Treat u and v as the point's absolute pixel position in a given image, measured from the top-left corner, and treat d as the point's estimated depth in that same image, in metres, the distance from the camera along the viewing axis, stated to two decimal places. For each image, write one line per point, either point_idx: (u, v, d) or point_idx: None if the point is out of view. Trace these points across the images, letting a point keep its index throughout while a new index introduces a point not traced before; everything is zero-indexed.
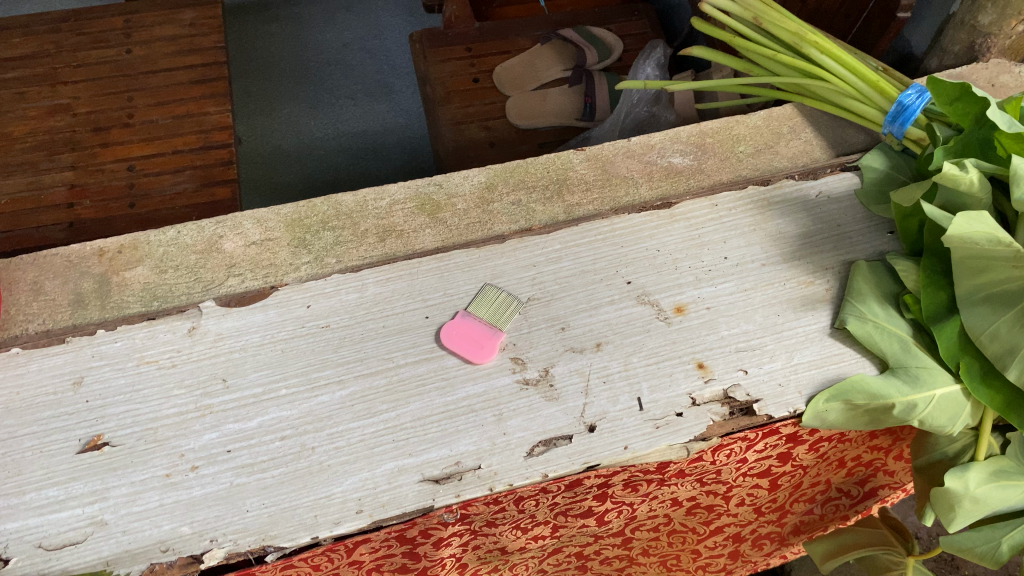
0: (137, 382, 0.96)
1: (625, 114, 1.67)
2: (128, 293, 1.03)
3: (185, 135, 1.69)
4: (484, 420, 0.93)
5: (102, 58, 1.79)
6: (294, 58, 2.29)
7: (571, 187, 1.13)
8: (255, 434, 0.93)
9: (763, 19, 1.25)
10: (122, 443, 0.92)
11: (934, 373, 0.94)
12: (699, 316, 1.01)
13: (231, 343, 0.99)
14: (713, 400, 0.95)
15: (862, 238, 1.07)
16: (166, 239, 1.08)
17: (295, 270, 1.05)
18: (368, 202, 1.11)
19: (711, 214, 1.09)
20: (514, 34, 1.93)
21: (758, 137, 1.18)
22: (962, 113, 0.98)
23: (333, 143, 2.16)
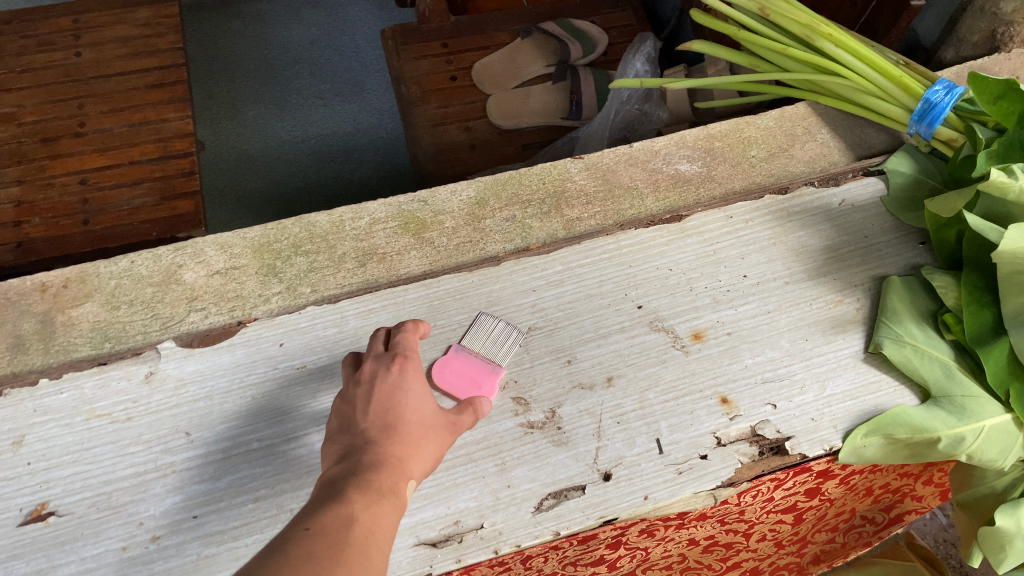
0: (87, 439, 0.84)
1: (613, 112, 1.54)
2: (75, 334, 0.91)
3: (143, 144, 1.56)
4: (485, 472, 0.83)
5: (49, 63, 1.64)
6: (258, 57, 2.16)
7: (570, 200, 1.02)
8: (225, 496, 0.82)
9: (769, 11, 1.12)
10: (70, 512, 0.80)
11: (983, 403, 0.84)
12: (720, 343, 0.91)
13: (194, 390, 0.88)
14: (740, 439, 0.86)
15: (891, 250, 0.98)
16: (117, 270, 0.95)
17: (265, 302, 0.93)
18: (345, 223, 0.99)
19: (725, 228, 0.99)
20: (493, 27, 1.80)
21: (771, 140, 1.08)
22: (1006, 112, 0.88)
23: (302, 147, 2.04)
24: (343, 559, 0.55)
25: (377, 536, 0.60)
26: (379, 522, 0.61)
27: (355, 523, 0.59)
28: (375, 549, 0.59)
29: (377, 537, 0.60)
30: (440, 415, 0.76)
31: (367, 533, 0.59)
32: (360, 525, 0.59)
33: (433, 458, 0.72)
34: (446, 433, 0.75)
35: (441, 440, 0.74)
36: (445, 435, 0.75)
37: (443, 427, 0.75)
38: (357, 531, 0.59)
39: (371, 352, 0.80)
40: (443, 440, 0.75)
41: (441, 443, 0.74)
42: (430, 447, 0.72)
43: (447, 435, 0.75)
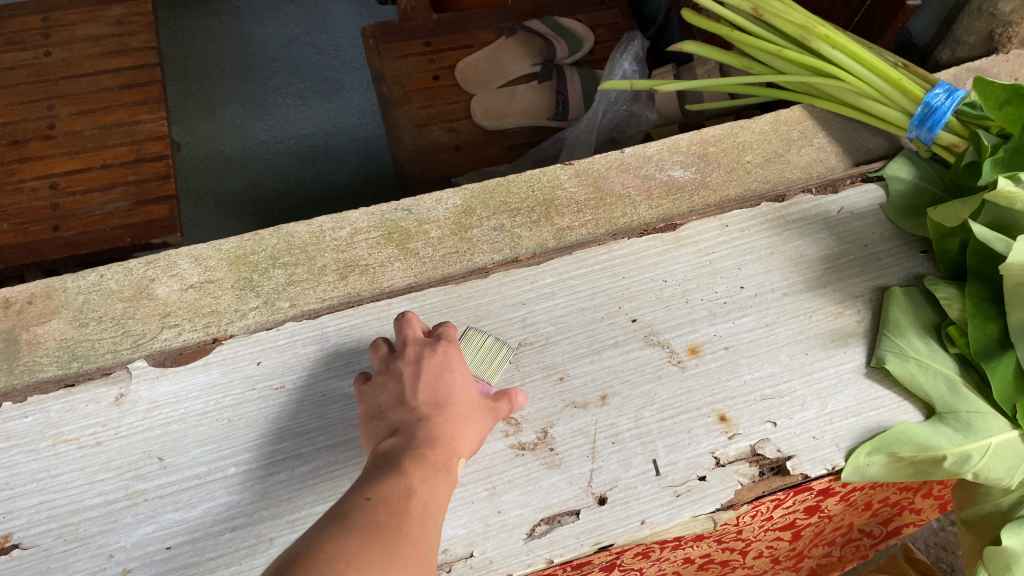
0: (53, 466, 0.80)
1: (602, 113, 1.50)
2: (40, 353, 0.86)
3: (115, 147, 1.50)
4: (474, 497, 0.79)
5: (17, 62, 1.58)
6: (235, 55, 2.10)
7: (560, 208, 0.98)
8: (200, 526, 0.77)
9: (763, 10, 1.09)
10: (35, 545, 0.76)
11: (989, 418, 0.81)
12: (718, 358, 0.88)
13: (167, 413, 0.83)
14: (739, 459, 0.83)
15: (892, 260, 0.95)
16: (86, 285, 0.91)
17: (242, 318, 0.89)
18: (325, 233, 0.95)
19: (722, 237, 0.96)
20: (477, 26, 1.76)
21: (766, 144, 1.05)
22: (1012, 118, 0.85)
23: (281, 147, 1.98)
24: (405, 529, 0.56)
25: (434, 510, 0.61)
26: (434, 498, 0.62)
27: (413, 496, 0.60)
28: (432, 523, 0.59)
29: (433, 511, 0.60)
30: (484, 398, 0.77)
31: (426, 506, 0.60)
32: (418, 498, 0.60)
33: (478, 438, 0.73)
34: (490, 415, 0.76)
35: (485, 421, 0.75)
36: (487, 417, 0.75)
37: (486, 409, 0.76)
38: (415, 504, 0.59)
39: (411, 335, 0.81)
40: (488, 421, 0.75)
41: (486, 424, 0.75)
42: (476, 427, 0.73)
43: (489, 417, 0.76)
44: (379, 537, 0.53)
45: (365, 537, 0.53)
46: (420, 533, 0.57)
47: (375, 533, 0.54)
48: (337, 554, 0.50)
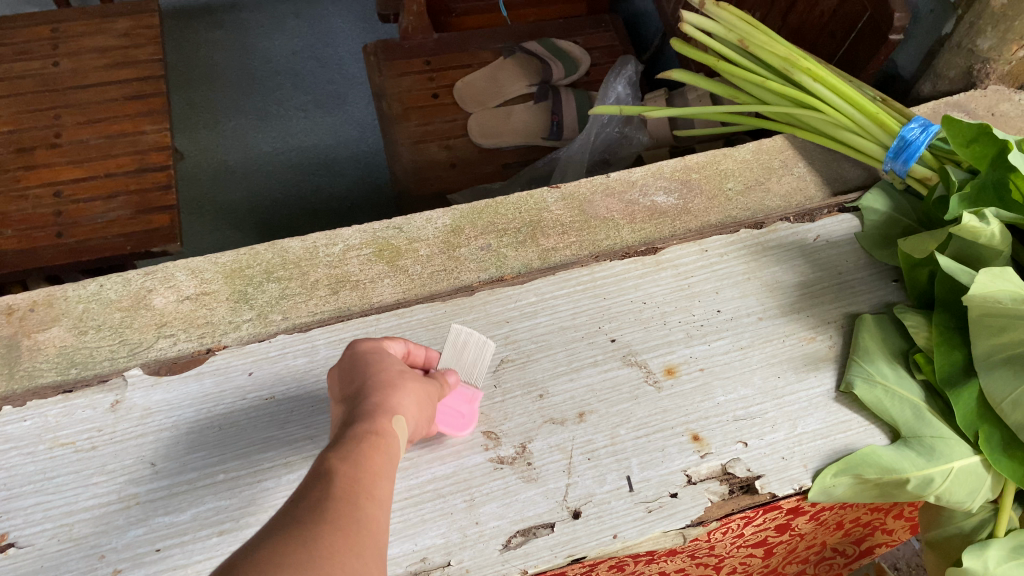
0: (50, 469, 0.83)
1: (594, 135, 1.54)
2: (40, 359, 0.90)
3: (119, 157, 1.54)
4: (453, 508, 0.82)
5: (26, 71, 1.62)
6: (241, 67, 2.15)
7: (546, 230, 1.01)
8: (188, 529, 0.80)
9: (748, 41, 1.14)
10: (30, 544, 0.79)
11: (952, 443, 0.84)
12: (693, 379, 0.91)
13: (161, 420, 0.86)
14: (710, 477, 0.86)
15: (865, 287, 0.98)
16: (86, 294, 0.94)
17: (235, 329, 0.92)
18: (319, 249, 0.99)
19: (701, 261, 1.00)
20: (476, 46, 1.80)
21: (747, 173, 1.08)
22: (979, 155, 0.89)
23: (282, 159, 2.02)
24: (329, 512, 0.52)
25: (364, 481, 0.57)
26: (365, 471, 0.58)
27: (335, 475, 0.56)
28: (366, 500, 0.55)
29: (364, 485, 0.56)
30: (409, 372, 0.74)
31: (354, 483, 0.56)
32: (342, 476, 0.56)
33: (413, 406, 0.70)
34: (419, 384, 0.73)
35: (418, 391, 0.72)
36: (417, 386, 0.72)
37: (412, 378, 0.73)
38: (339, 483, 0.55)
39: None
40: (418, 389, 0.72)
41: (417, 390, 0.72)
42: (404, 395, 0.70)
43: (420, 386, 0.73)
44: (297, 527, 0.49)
45: (280, 531, 0.48)
46: (350, 512, 0.53)
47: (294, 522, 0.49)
48: (250, 552, 0.45)
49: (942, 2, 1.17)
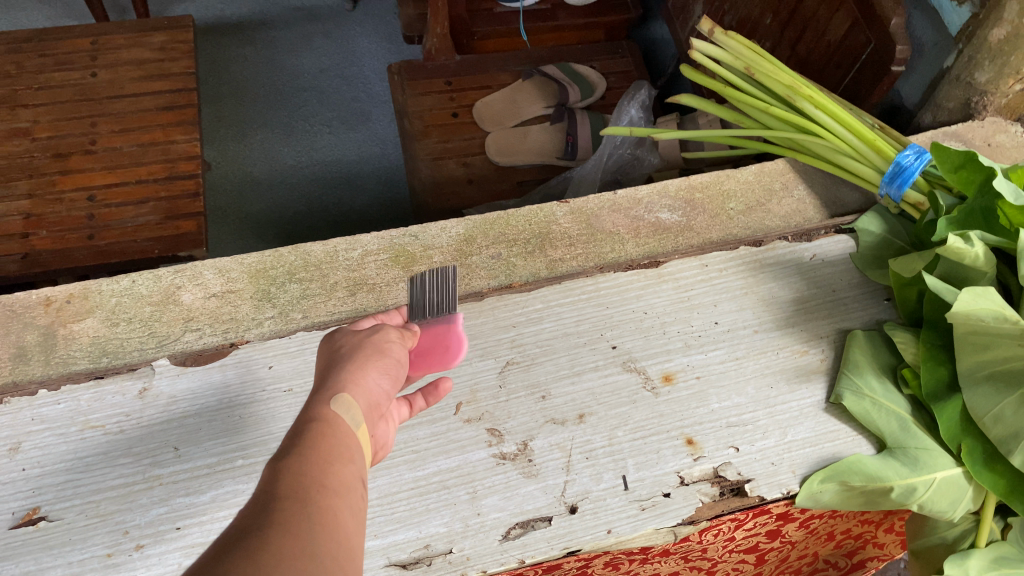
0: (80, 449, 0.89)
1: (606, 155, 1.59)
2: (75, 347, 0.96)
3: (151, 165, 1.61)
4: (457, 499, 0.87)
5: (65, 81, 1.69)
6: (269, 82, 2.23)
7: (554, 241, 1.07)
8: (207, 509, 0.85)
9: (754, 69, 1.20)
10: (60, 518, 0.84)
11: (935, 455, 0.88)
12: (689, 386, 0.96)
13: (185, 407, 0.92)
14: (702, 479, 0.90)
15: (858, 305, 1.03)
16: (119, 289, 1.00)
17: (258, 325, 0.98)
18: (339, 253, 1.04)
19: (700, 275, 1.05)
20: (496, 68, 1.86)
21: (749, 194, 1.14)
22: (966, 180, 0.94)
23: (306, 172, 2.09)
24: (276, 511, 0.51)
25: (312, 475, 0.57)
26: (311, 465, 0.58)
27: (284, 472, 0.56)
28: (316, 492, 0.55)
29: (311, 479, 0.56)
30: (350, 349, 0.74)
31: (299, 480, 0.56)
32: (292, 471, 0.56)
33: (362, 382, 0.69)
34: (365, 356, 0.72)
35: (363, 362, 0.72)
36: (361, 360, 0.72)
37: (356, 354, 0.72)
38: (287, 482, 0.55)
39: None
40: (365, 362, 0.72)
41: (363, 363, 0.71)
42: (346, 375, 0.69)
43: (368, 356, 0.72)
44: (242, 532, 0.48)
45: (228, 539, 0.48)
46: (299, 507, 0.52)
47: (240, 528, 0.49)
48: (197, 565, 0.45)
49: (943, 37, 1.22)
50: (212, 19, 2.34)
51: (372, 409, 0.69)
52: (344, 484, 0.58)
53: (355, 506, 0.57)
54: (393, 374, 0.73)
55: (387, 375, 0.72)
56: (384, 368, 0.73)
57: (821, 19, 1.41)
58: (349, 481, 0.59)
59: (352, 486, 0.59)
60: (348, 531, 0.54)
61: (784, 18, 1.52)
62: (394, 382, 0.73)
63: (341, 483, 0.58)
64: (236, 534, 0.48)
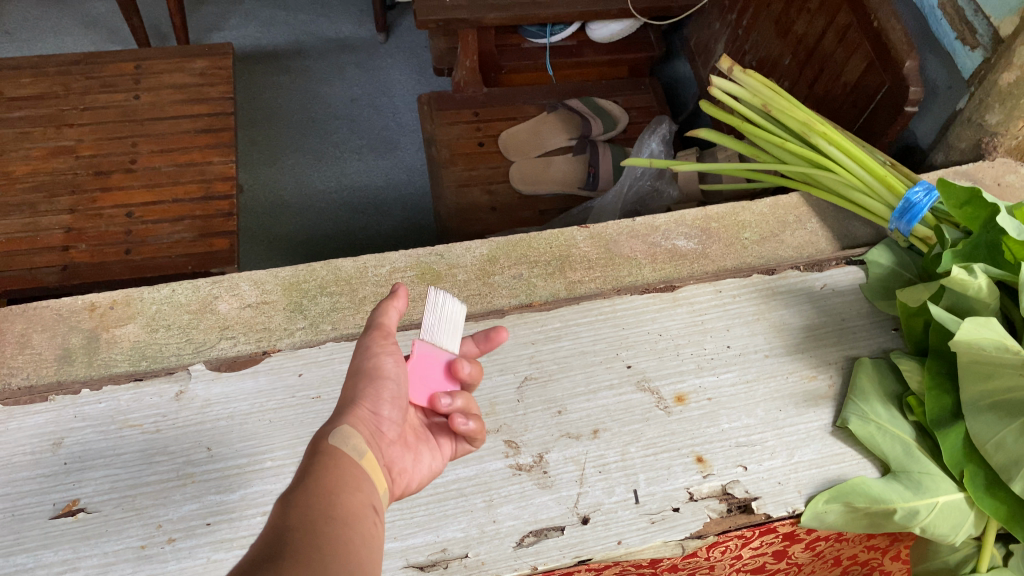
0: (118, 446, 0.93)
1: (627, 187, 1.65)
2: (116, 351, 1.01)
3: (187, 184, 1.62)
4: (473, 506, 0.91)
5: (108, 103, 1.72)
6: (302, 109, 2.31)
7: (574, 264, 1.12)
8: (237, 507, 0.90)
9: (771, 106, 1.25)
10: (98, 510, 0.89)
11: (938, 480, 0.90)
12: (700, 407, 1.00)
13: (218, 410, 0.97)
14: (711, 496, 0.93)
15: (866, 334, 1.07)
16: (159, 297, 1.06)
17: (289, 336, 1.03)
18: (368, 269, 1.10)
19: (714, 301, 1.09)
20: (522, 100, 1.92)
21: (764, 225, 1.19)
22: (972, 216, 0.97)
23: (335, 196, 2.15)
24: (289, 544, 0.53)
25: (321, 506, 0.58)
26: (319, 498, 0.60)
27: (294, 505, 0.58)
28: (326, 523, 0.57)
29: (320, 510, 0.58)
30: (345, 382, 0.75)
31: (309, 513, 0.57)
32: (302, 505, 0.58)
33: (358, 412, 0.71)
34: (355, 386, 0.74)
35: (353, 394, 0.73)
36: (351, 392, 0.73)
37: (348, 386, 0.74)
38: (299, 514, 0.56)
39: None
40: (356, 392, 0.73)
41: (355, 394, 0.73)
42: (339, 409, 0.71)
43: (359, 389, 0.73)
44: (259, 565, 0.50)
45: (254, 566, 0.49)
46: (310, 539, 0.54)
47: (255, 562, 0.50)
48: None
49: (956, 80, 1.24)
50: (249, 47, 2.42)
51: (372, 437, 0.71)
52: (352, 513, 0.60)
53: (365, 531, 0.59)
54: (387, 397, 0.74)
55: (378, 401, 0.73)
56: (374, 394, 0.73)
57: (839, 60, 1.44)
58: (356, 509, 0.61)
59: (361, 513, 0.61)
60: (360, 557, 0.56)
61: (803, 59, 1.56)
62: (390, 405, 0.74)
63: (349, 512, 0.60)
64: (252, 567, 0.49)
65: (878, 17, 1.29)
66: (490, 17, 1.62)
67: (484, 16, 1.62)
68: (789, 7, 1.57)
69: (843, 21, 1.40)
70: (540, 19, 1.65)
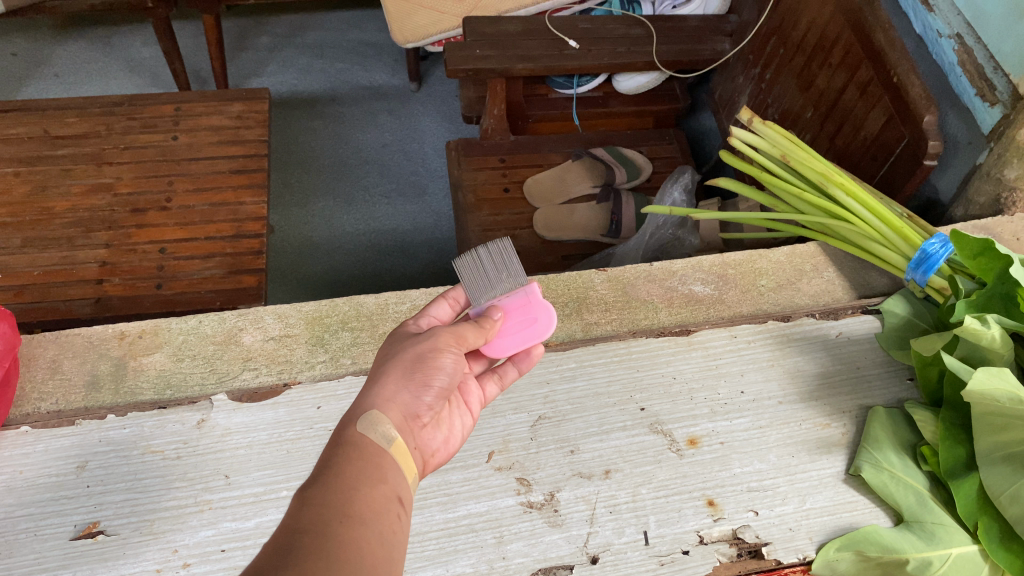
0: (140, 470, 0.96)
1: (648, 235, 1.67)
2: (143, 379, 1.04)
3: (219, 223, 1.66)
4: (483, 542, 0.91)
5: (148, 143, 1.78)
6: (334, 153, 2.37)
7: (590, 306, 1.15)
8: (251, 535, 0.91)
9: (790, 157, 1.27)
10: (116, 533, 0.90)
11: (951, 531, 0.88)
12: (713, 450, 1.00)
13: (238, 439, 0.99)
14: (721, 540, 0.93)
15: (880, 383, 1.08)
16: (187, 328, 1.10)
17: (310, 368, 1.06)
18: (389, 306, 1.13)
19: (730, 346, 1.11)
20: (547, 147, 1.96)
21: (781, 273, 1.21)
22: (985, 267, 0.98)
23: (362, 237, 2.19)
24: (301, 543, 0.55)
25: (339, 502, 0.61)
26: (337, 494, 0.62)
27: (314, 500, 0.60)
28: (339, 521, 0.59)
29: (336, 508, 0.60)
30: (403, 357, 0.78)
31: (324, 511, 0.59)
32: (321, 500, 0.61)
33: (395, 396, 0.75)
34: (401, 368, 0.77)
35: (403, 379, 0.77)
36: (397, 374, 0.77)
37: (393, 366, 0.77)
38: (316, 511, 0.59)
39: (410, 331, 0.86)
40: (402, 377, 0.77)
41: (398, 377, 0.77)
42: (380, 392, 0.75)
43: (410, 375, 0.77)
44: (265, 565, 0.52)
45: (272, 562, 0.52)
46: (322, 538, 0.56)
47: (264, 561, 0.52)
48: None
49: (975, 135, 1.25)
50: (286, 93, 2.50)
51: (406, 421, 0.75)
52: (369, 510, 0.62)
53: (381, 527, 0.62)
54: (436, 386, 0.78)
55: (422, 388, 0.77)
56: (423, 380, 0.77)
57: (859, 113, 1.45)
58: (376, 504, 0.64)
59: (380, 508, 0.64)
60: (373, 554, 0.58)
61: (824, 112, 1.57)
62: (438, 393, 0.78)
63: (367, 508, 0.62)
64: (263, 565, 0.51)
65: (897, 72, 1.30)
66: (518, 67, 1.67)
67: (512, 66, 1.67)
68: (812, 61, 1.59)
69: (863, 76, 1.42)
70: (567, 70, 1.69)
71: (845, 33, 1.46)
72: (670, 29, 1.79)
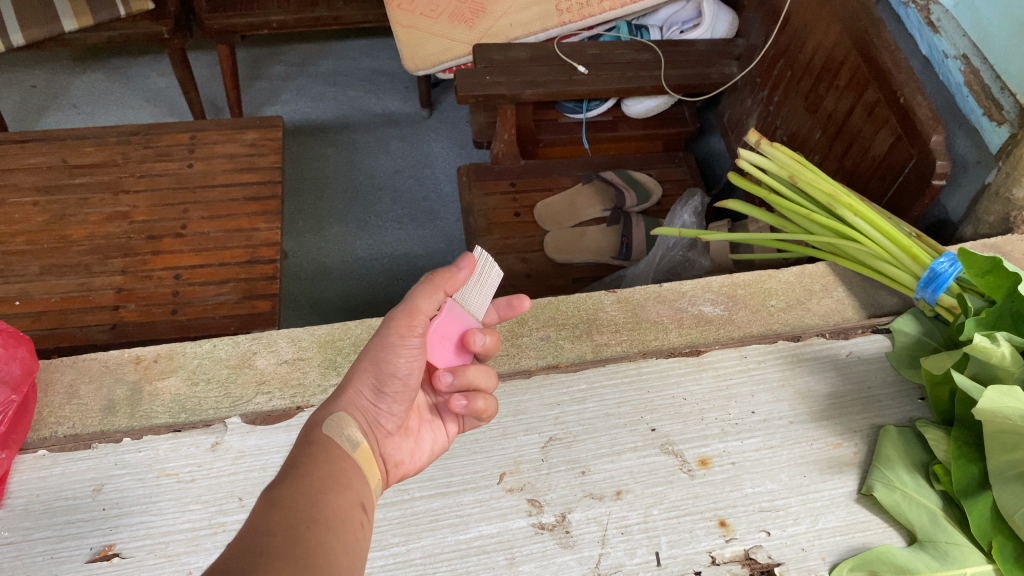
0: (155, 493, 0.97)
1: (658, 257, 1.68)
2: (157, 403, 1.05)
3: (233, 249, 1.68)
4: (495, 563, 0.91)
5: (164, 171, 1.81)
6: (347, 179, 2.40)
7: (600, 327, 1.15)
8: None
9: (798, 177, 1.27)
10: (131, 556, 0.91)
11: (966, 551, 0.88)
12: (724, 471, 1.00)
13: (251, 462, 1.00)
14: (733, 560, 0.93)
15: (892, 403, 1.08)
16: (201, 352, 1.11)
17: (322, 391, 1.07)
18: None
19: (740, 366, 1.11)
20: (558, 171, 1.97)
21: (791, 293, 1.21)
22: (994, 285, 0.98)
23: (375, 261, 2.21)
24: (269, 546, 0.55)
25: (303, 502, 0.63)
26: (307, 498, 0.63)
27: (279, 502, 0.62)
28: (307, 525, 0.60)
29: (304, 513, 0.61)
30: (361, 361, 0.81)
31: (291, 515, 0.60)
32: (285, 502, 0.62)
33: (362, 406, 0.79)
34: (366, 374, 0.80)
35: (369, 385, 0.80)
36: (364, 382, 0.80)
37: (359, 372, 0.81)
38: (283, 513, 0.60)
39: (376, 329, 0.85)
40: (360, 381, 0.80)
41: (358, 381, 0.80)
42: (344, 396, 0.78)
43: (367, 376, 0.80)
44: (232, 564, 0.52)
45: (239, 560, 0.52)
46: (289, 541, 0.57)
47: (228, 560, 0.52)
48: None
49: (984, 154, 1.25)
50: (300, 121, 2.54)
51: (367, 428, 0.80)
52: (336, 516, 0.63)
53: (348, 534, 0.63)
54: (391, 390, 0.81)
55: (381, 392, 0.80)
56: (380, 385, 0.80)
57: (868, 134, 1.46)
58: (342, 509, 0.65)
59: (346, 513, 0.65)
60: (339, 560, 0.59)
61: (832, 133, 1.58)
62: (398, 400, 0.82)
63: (333, 514, 0.63)
64: (227, 565, 0.52)
65: (904, 93, 1.31)
66: (527, 93, 1.69)
67: (521, 92, 1.69)
68: (819, 84, 1.60)
69: (871, 97, 1.42)
70: (576, 94, 1.71)
71: (852, 55, 1.46)
72: (679, 53, 1.81)
